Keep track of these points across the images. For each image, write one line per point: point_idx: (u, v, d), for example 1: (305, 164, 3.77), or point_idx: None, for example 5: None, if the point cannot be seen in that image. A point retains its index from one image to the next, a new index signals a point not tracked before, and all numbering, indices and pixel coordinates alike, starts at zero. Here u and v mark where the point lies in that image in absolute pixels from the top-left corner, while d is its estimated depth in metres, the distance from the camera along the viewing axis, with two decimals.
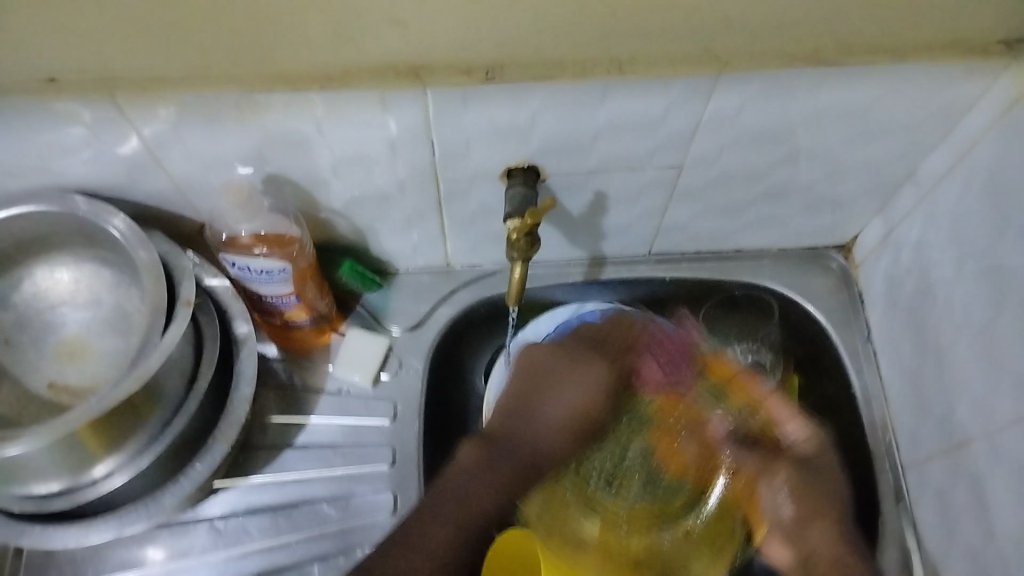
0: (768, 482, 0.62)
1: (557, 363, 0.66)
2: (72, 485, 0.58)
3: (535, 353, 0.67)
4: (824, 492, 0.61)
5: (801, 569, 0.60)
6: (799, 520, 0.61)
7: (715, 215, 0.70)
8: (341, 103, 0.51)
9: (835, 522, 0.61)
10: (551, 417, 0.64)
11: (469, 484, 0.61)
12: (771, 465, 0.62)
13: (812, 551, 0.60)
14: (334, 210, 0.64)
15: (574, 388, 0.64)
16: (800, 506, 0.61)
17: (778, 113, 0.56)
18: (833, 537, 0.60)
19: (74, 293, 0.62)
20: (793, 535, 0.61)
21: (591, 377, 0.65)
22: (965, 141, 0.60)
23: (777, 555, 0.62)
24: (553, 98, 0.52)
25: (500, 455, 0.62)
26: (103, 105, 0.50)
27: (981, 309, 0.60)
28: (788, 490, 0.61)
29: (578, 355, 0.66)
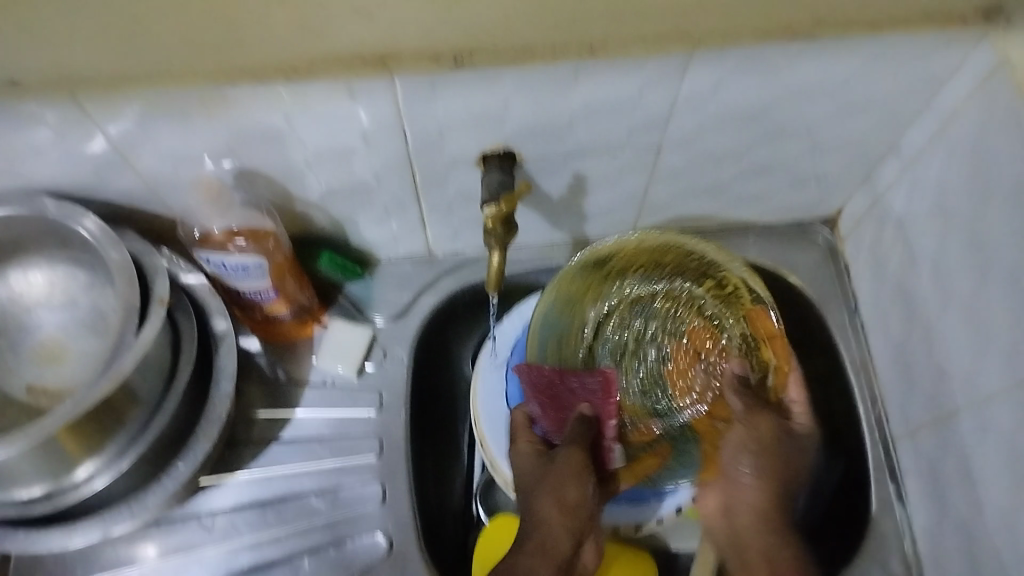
0: (744, 428, 0.63)
1: (514, 463, 0.66)
2: (55, 489, 0.57)
3: (516, 447, 0.66)
4: (781, 457, 0.62)
5: (725, 510, 0.62)
6: (757, 478, 0.61)
7: (697, 193, 0.69)
8: (308, 94, 0.50)
9: (779, 485, 0.62)
10: (543, 515, 0.61)
11: None
12: (756, 418, 0.63)
13: (736, 506, 0.62)
14: (310, 202, 0.63)
15: (522, 466, 0.65)
16: (760, 468, 0.61)
17: (756, 89, 0.56)
18: (765, 512, 0.61)
19: (49, 296, 0.61)
20: (726, 487, 0.62)
21: (525, 463, 0.65)
22: (946, 112, 0.59)
23: (705, 501, 0.64)
24: (524, 82, 0.51)
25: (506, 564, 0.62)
26: (65, 105, 0.49)
27: (965, 281, 0.59)
28: (756, 444, 0.62)
29: (517, 465, 0.65)
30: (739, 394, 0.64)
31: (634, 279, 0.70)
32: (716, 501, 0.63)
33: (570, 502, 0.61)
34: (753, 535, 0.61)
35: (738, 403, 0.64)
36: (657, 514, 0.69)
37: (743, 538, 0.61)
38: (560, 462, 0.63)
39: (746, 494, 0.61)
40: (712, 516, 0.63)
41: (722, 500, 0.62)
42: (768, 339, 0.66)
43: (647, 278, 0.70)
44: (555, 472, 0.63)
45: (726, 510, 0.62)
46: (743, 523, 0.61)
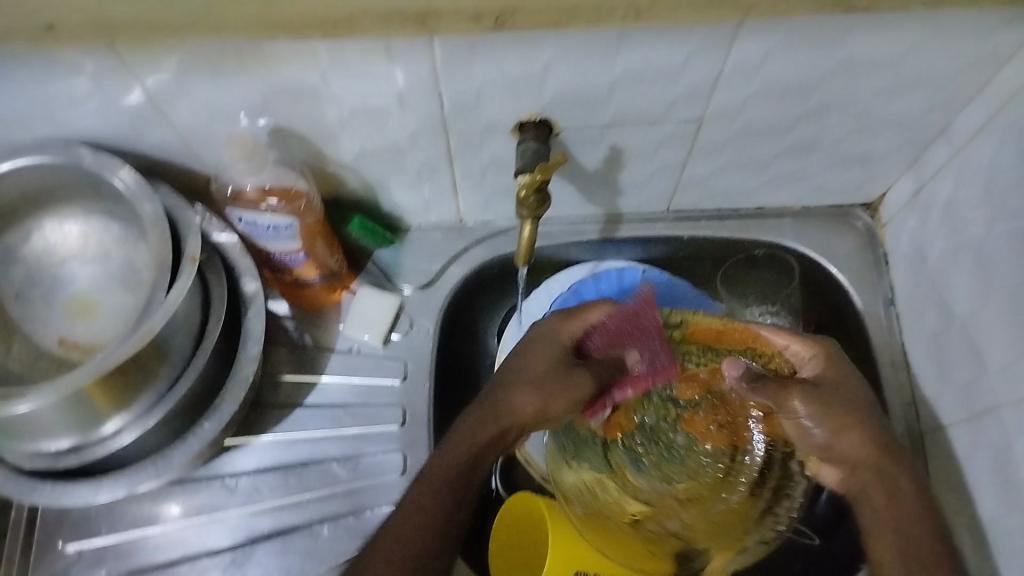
0: (786, 412, 0.56)
1: (527, 347, 0.60)
2: (82, 442, 0.57)
3: (552, 322, 0.62)
4: (852, 413, 0.55)
5: (847, 481, 0.57)
6: (831, 436, 0.55)
7: (736, 172, 0.68)
8: (345, 51, 0.49)
9: (875, 438, 0.55)
10: (517, 404, 0.57)
11: (426, 484, 0.55)
12: (781, 395, 0.56)
13: (857, 466, 0.56)
14: (343, 165, 0.62)
15: (534, 353, 0.60)
16: (832, 430, 0.55)
17: (805, 63, 0.54)
18: (874, 475, 0.56)
19: (84, 248, 0.61)
20: (832, 455, 0.57)
21: (548, 347, 0.60)
22: (1001, 93, 0.57)
23: (824, 473, 0.60)
24: (566, 46, 0.50)
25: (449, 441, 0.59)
26: (104, 55, 0.49)
27: (1011, 270, 0.57)
28: (808, 417, 0.55)
29: (528, 344, 0.61)
30: (756, 386, 0.58)
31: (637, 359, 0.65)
32: (830, 475, 0.59)
33: (551, 401, 0.58)
34: (883, 500, 0.56)
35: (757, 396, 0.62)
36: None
37: (866, 493, 0.56)
38: (568, 365, 0.60)
39: (856, 460, 0.56)
40: (837, 484, 0.59)
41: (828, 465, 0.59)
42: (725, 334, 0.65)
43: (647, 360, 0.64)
44: (564, 374, 0.59)
45: (839, 479, 0.58)
46: (874, 496, 0.56)
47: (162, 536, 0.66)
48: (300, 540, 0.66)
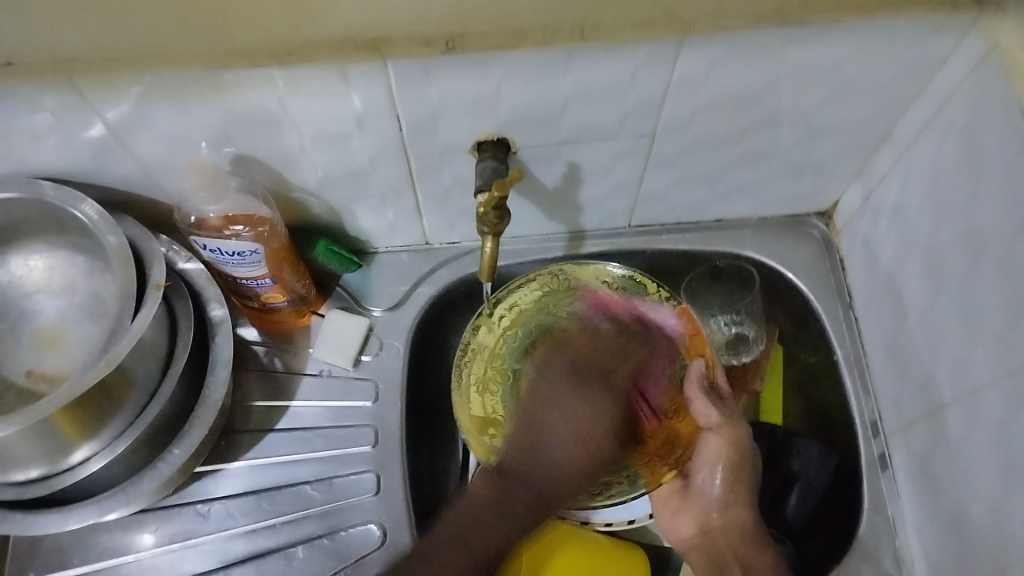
0: (714, 434, 0.67)
1: (574, 395, 0.59)
2: (51, 472, 0.58)
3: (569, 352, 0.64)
4: (750, 473, 0.66)
5: (700, 540, 0.67)
6: (728, 487, 0.66)
7: (691, 184, 0.69)
8: (302, 77, 0.51)
9: (750, 491, 0.67)
10: (557, 448, 0.57)
11: (498, 520, 0.59)
12: (728, 426, 0.66)
13: (713, 524, 0.67)
14: (306, 190, 0.64)
15: (575, 418, 0.57)
16: (732, 481, 0.66)
17: (747, 75, 0.56)
18: (738, 533, 0.65)
19: (49, 281, 0.61)
20: (709, 508, 0.67)
21: (590, 412, 0.58)
22: (939, 98, 0.59)
23: (677, 525, 0.68)
24: (517, 67, 0.52)
25: (507, 498, 0.58)
26: (63, 89, 0.50)
27: (958, 268, 0.59)
28: (730, 451, 0.66)
29: (574, 399, 0.59)
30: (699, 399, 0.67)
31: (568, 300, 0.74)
32: (689, 524, 0.68)
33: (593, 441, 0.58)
34: (723, 544, 0.66)
35: (699, 411, 0.67)
36: (631, 512, 0.71)
37: (727, 554, 0.65)
38: (602, 437, 0.59)
39: (713, 510, 0.67)
40: (689, 537, 0.67)
41: (698, 522, 0.67)
42: (698, 339, 0.71)
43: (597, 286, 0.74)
44: (596, 434, 0.58)
45: (704, 534, 0.67)
46: (730, 558, 0.65)
47: (134, 565, 0.65)
48: (274, 563, 0.66)
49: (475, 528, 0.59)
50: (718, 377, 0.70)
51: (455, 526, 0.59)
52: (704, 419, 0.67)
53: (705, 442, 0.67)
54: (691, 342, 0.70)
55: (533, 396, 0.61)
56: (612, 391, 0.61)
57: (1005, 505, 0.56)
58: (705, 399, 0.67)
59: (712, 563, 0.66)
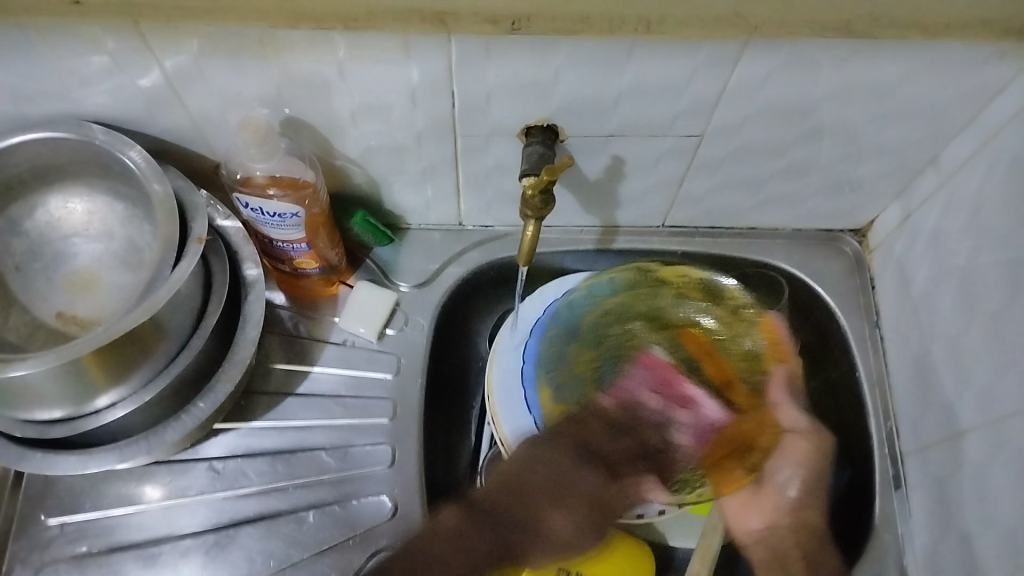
0: (794, 436, 0.69)
1: (585, 477, 0.66)
2: (73, 415, 0.58)
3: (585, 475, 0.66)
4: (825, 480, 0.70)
5: (766, 538, 0.67)
6: (803, 491, 0.68)
7: (731, 189, 0.69)
8: (364, 45, 0.51)
9: (817, 505, 0.69)
10: (552, 526, 0.66)
11: (440, 557, 0.64)
12: (814, 433, 0.70)
13: (780, 522, 0.67)
14: (350, 159, 0.64)
15: (568, 520, 0.66)
16: (809, 480, 0.69)
17: (803, 85, 0.56)
18: (806, 534, 0.67)
19: (88, 226, 0.61)
20: (786, 510, 0.68)
21: (574, 504, 0.66)
22: (991, 126, 0.59)
23: (743, 520, 0.68)
24: (579, 53, 0.52)
25: (484, 525, 0.65)
26: (127, 33, 0.50)
27: (994, 296, 0.59)
28: (812, 454, 0.69)
29: (549, 457, 0.66)
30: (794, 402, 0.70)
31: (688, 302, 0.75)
32: (756, 519, 0.67)
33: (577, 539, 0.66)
34: (794, 547, 0.67)
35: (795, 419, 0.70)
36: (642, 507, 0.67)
37: (790, 553, 0.66)
38: (588, 502, 0.66)
39: (784, 511, 0.68)
40: (757, 532, 0.67)
41: (766, 519, 0.67)
42: (777, 342, 0.71)
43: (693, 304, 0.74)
44: (563, 492, 0.66)
45: (771, 531, 0.67)
46: (795, 556, 0.66)
47: (144, 516, 0.66)
48: (284, 526, 0.66)
49: (445, 561, 0.64)
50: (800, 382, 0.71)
51: (415, 553, 0.64)
52: (790, 424, 0.69)
53: (784, 441, 0.69)
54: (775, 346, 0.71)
55: (535, 446, 0.66)
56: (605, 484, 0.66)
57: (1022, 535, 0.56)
58: (791, 404, 0.69)
59: (774, 562, 0.67)
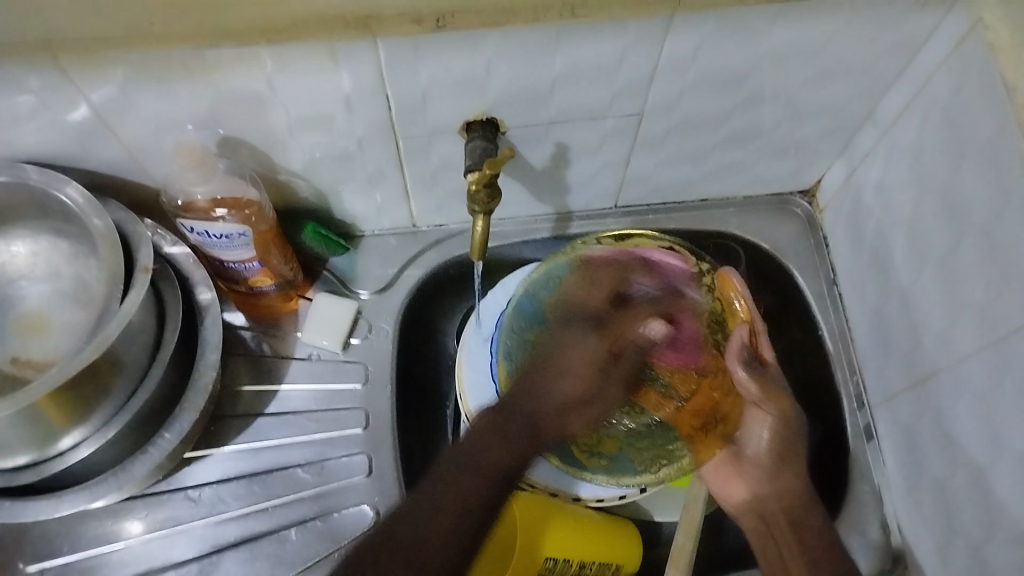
0: (760, 410, 0.69)
1: (584, 335, 0.65)
2: (39, 458, 0.57)
3: (587, 331, 0.66)
4: (799, 445, 0.70)
5: (754, 501, 0.69)
6: (775, 455, 0.69)
7: (679, 164, 0.70)
8: (290, 56, 0.50)
9: (796, 472, 0.69)
10: (567, 387, 0.63)
11: (483, 450, 0.60)
12: (773, 400, 0.68)
13: (763, 493, 0.69)
14: (294, 173, 0.63)
15: (577, 377, 0.63)
16: (777, 445, 0.69)
17: (735, 54, 0.56)
18: (790, 498, 0.68)
19: (33, 267, 0.60)
20: (755, 475, 0.69)
21: (584, 350, 0.64)
22: (922, 75, 0.60)
23: (729, 491, 0.69)
24: (508, 43, 0.52)
25: (510, 420, 0.62)
26: (47, 68, 0.49)
27: (939, 243, 0.60)
28: (777, 420, 0.69)
29: (581, 338, 0.65)
30: (761, 378, 0.68)
31: (621, 272, 0.71)
32: (740, 489, 0.69)
33: (584, 396, 0.64)
34: (779, 509, 0.68)
35: (750, 391, 0.68)
36: (596, 492, 0.69)
37: (777, 519, 0.68)
38: (592, 364, 0.64)
39: (762, 479, 0.69)
40: (739, 504, 0.69)
41: (749, 489, 0.69)
42: (728, 301, 0.69)
43: (643, 271, 0.70)
44: (569, 364, 0.63)
45: (755, 500, 0.69)
46: (778, 513, 0.68)
47: (126, 551, 0.65)
48: (267, 546, 0.66)
49: (439, 507, 0.57)
50: (759, 344, 0.69)
51: (429, 492, 0.57)
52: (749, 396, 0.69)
53: (749, 413, 0.70)
54: (726, 310, 0.69)
55: (551, 334, 0.66)
56: (597, 338, 0.65)
57: (989, 472, 0.57)
58: (747, 372, 0.67)
59: (761, 527, 0.69)
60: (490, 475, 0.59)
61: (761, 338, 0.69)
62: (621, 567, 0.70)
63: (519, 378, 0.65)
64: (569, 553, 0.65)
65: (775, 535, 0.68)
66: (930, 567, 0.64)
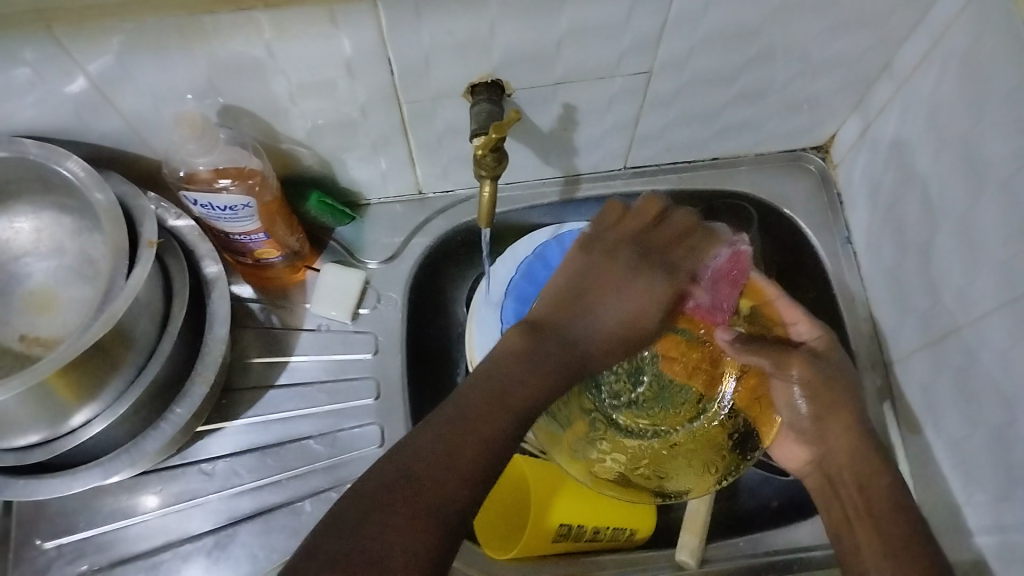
0: (781, 377, 0.66)
1: (631, 291, 0.63)
2: (51, 435, 0.57)
3: (653, 282, 0.64)
4: (839, 394, 0.65)
5: (814, 458, 0.66)
6: (816, 416, 0.66)
7: (688, 123, 0.68)
8: (289, 20, 0.49)
9: (853, 429, 0.64)
10: (612, 314, 0.63)
11: (517, 379, 0.57)
12: (787, 362, 0.65)
13: (829, 449, 0.65)
14: (296, 142, 0.62)
15: (631, 301, 0.63)
16: (818, 409, 0.65)
17: (746, 7, 0.55)
18: (851, 455, 0.64)
19: (37, 244, 0.60)
20: (811, 436, 0.66)
21: (634, 296, 0.63)
22: (939, 26, 0.58)
23: (786, 454, 0.69)
24: (512, 2, 0.50)
25: (549, 352, 0.60)
26: (41, 40, 0.48)
27: (957, 199, 0.59)
28: (802, 386, 0.65)
29: (630, 280, 0.64)
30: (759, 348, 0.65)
31: None
32: (801, 450, 0.68)
33: (630, 333, 0.64)
34: (846, 469, 0.64)
35: (756, 358, 0.65)
36: None
37: (843, 473, 0.64)
38: (652, 309, 0.64)
39: (815, 438, 0.66)
40: (801, 463, 0.68)
41: (810, 451, 0.67)
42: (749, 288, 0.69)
43: None
44: (627, 287, 0.63)
45: (816, 458, 0.66)
46: (846, 473, 0.64)
47: (142, 525, 0.65)
48: (283, 517, 0.66)
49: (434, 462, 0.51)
50: (785, 314, 0.68)
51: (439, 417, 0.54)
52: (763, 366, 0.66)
53: (773, 386, 0.68)
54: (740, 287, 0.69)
55: (589, 266, 0.64)
56: (658, 288, 0.64)
57: (1009, 430, 0.56)
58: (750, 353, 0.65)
59: (828, 488, 0.65)
60: (485, 448, 0.53)
61: (778, 309, 0.68)
62: (637, 531, 0.68)
63: (545, 299, 0.63)
64: (579, 516, 0.64)
65: (843, 497, 0.63)
66: (949, 526, 0.64)
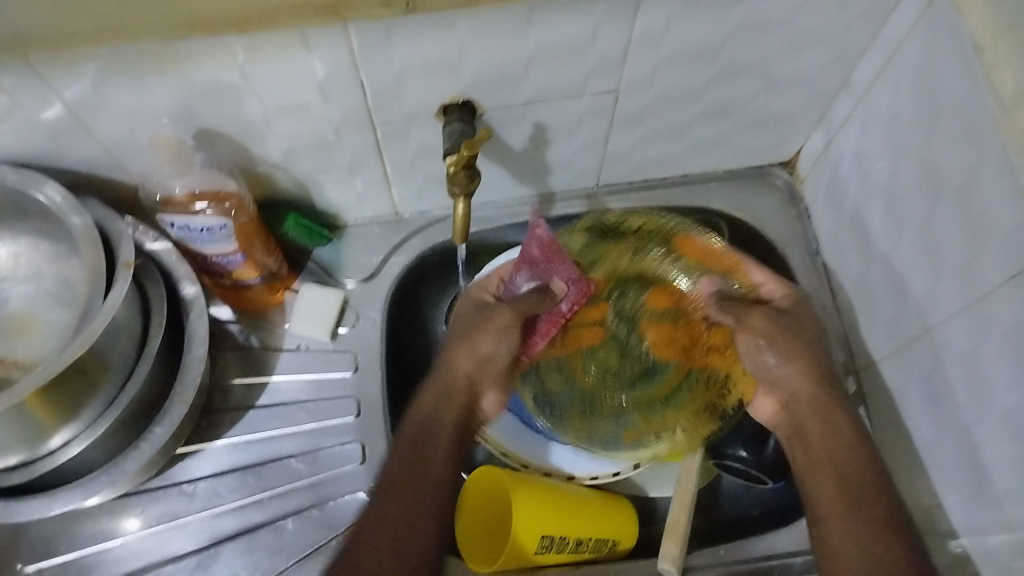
0: (746, 331, 0.65)
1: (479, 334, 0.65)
2: (31, 457, 0.57)
3: (492, 315, 0.66)
4: (811, 345, 0.64)
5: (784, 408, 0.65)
6: (785, 360, 0.63)
7: (657, 140, 0.70)
8: (261, 44, 0.50)
9: (814, 361, 0.64)
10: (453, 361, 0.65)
11: (399, 495, 0.60)
12: (748, 318, 0.65)
13: (792, 394, 0.64)
14: (273, 164, 0.63)
15: (469, 347, 0.65)
16: (787, 354, 0.63)
17: (706, 26, 0.56)
18: (810, 399, 0.63)
19: (15, 268, 0.60)
20: (771, 384, 0.65)
21: (473, 349, 0.65)
22: (893, 42, 0.60)
23: (760, 409, 0.68)
24: (478, 24, 0.52)
25: (406, 459, 0.61)
26: (17, 67, 0.49)
27: (917, 208, 0.61)
28: (766, 343, 0.64)
29: (478, 343, 0.65)
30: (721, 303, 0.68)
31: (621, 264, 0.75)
32: (767, 402, 0.67)
33: (477, 373, 0.66)
34: (808, 416, 0.63)
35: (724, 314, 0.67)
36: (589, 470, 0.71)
37: (805, 419, 0.63)
38: (488, 345, 0.65)
39: (783, 386, 0.65)
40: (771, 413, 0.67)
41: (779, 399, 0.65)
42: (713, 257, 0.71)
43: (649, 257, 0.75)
44: (473, 332, 0.66)
45: (782, 406, 0.65)
46: (809, 426, 0.63)
47: (123, 548, 0.65)
48: (265, 537, 0.66)
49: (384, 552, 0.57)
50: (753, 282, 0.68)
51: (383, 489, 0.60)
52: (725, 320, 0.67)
53: (739, 339, 0.66)
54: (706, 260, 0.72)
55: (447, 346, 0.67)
56: (487, 352, 0.65)
57: (976, 432, 0.57)
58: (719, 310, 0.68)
59: (792, 433, 0.64)
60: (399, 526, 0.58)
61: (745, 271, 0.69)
62: (616, 544, 0.69)
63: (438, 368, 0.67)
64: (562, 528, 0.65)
65: (805, 440, 0.63)
66: (923, 528, 0.65)
